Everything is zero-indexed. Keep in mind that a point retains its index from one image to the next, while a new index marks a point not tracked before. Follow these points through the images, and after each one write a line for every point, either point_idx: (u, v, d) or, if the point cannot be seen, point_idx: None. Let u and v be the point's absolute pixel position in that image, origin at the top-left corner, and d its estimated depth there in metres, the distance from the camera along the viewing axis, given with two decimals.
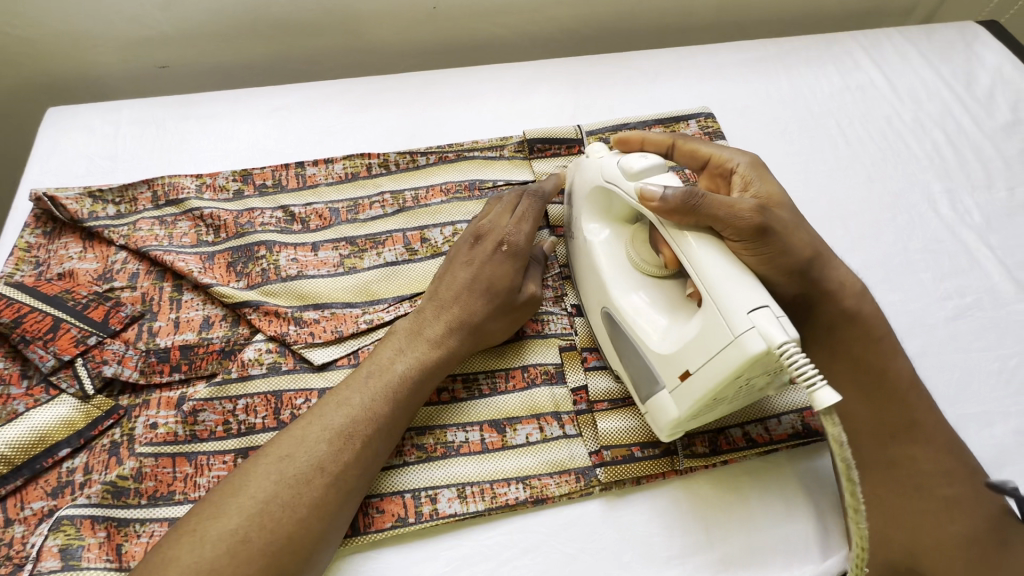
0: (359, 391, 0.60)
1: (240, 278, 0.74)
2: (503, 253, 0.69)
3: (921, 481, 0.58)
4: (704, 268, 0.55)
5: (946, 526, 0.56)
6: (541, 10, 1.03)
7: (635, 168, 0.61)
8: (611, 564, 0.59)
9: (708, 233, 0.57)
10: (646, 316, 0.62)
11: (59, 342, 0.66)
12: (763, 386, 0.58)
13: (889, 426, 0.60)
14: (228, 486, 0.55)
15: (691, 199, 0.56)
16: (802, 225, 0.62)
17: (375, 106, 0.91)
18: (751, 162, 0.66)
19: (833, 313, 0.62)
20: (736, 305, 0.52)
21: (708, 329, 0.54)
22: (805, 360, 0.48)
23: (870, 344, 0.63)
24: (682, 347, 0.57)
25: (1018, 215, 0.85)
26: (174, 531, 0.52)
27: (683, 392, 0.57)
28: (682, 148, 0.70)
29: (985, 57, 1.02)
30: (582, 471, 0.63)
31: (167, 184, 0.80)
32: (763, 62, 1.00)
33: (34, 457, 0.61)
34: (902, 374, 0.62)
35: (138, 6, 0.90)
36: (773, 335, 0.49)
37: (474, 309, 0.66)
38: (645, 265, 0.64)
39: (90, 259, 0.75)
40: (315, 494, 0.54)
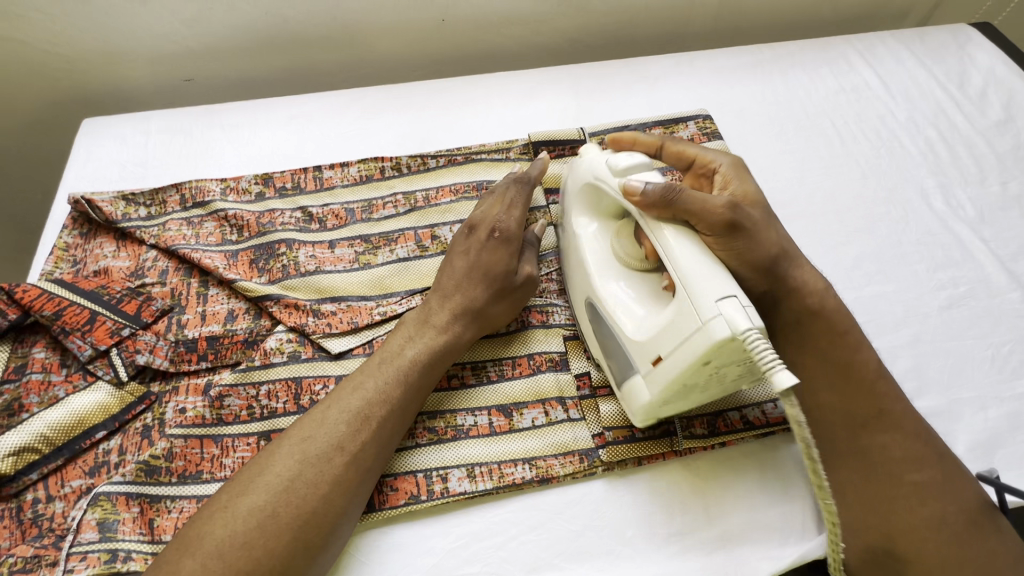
0: (373, 375, 0.64)
1: (263, 274, 0.78)
2: (497, 241, 0.73)
3: (893, 468, 0.60)
4: (678, 258, 0.58)
5: (919, 509, 0.58)
6: (545, 21, 1.08)
7: (621, 165, 0.65)
8: (614, 540, 0.62)
9: (685, 228, 0.60)
10: (625, 305, 0.66)
11: (96, 334, 0.70)
12: (735, 377, 0.60)
13: (859, 415, 0.62)
14: (254, 464, 0.59)
15: (669, 194, 0.59)
16: (772, 223, 0.67)
17: (388, 114, 0.96)
18: (732, 163, 0.72)
19: (795, 308, 0.65)
20: (705, 293, 0.55)
21: (680, 316, 0.57)
22: (766, 347, 0.51)
23: (836, 337, 0.65)
24: (657, 334, 0.60)
25: (1010, 208, 0.87)
26: (205, 509, 0.56)
27: (656, 376, 0.60)
28: (669, 149, 0.74)
29: (978, 57, 1.05)
30: (586, 452, 0.67)
31: (194, 187, 0.85)
32: (759, 66, 1.03)
33: (73, 439, 0.66)
34: (870, 365, 0.64)
35: (167, 24, 0.97)
36: (738, 322, 0.52)
37: (475, 295, 0.70)
38: (628, 259, 0.67)
39: (123, 258, 0.80)
40: (336, 471, 0.58)
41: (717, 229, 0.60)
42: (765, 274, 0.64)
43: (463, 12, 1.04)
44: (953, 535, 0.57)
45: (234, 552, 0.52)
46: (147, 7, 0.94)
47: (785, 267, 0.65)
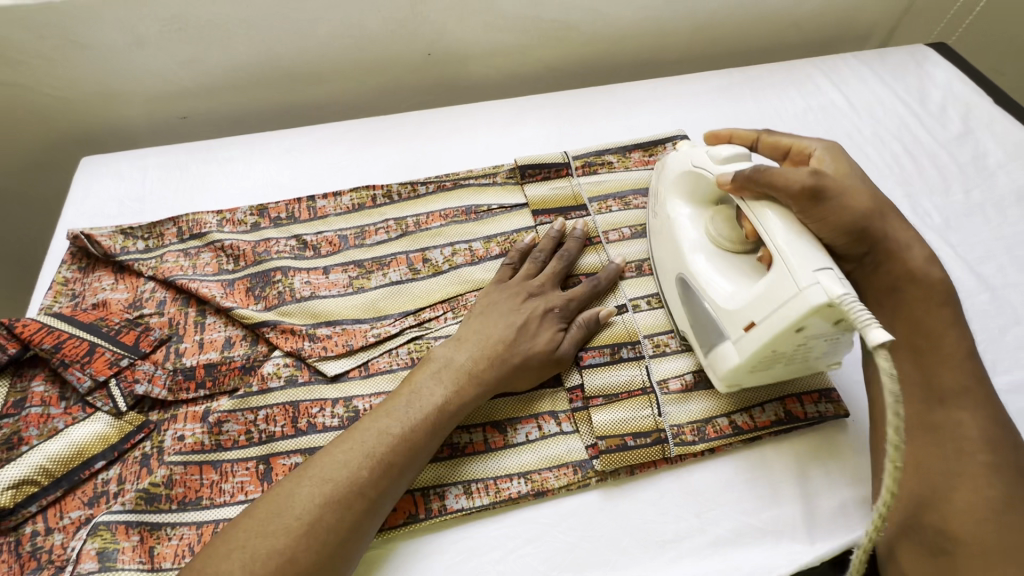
0: (400, 421, 0.64)
1: (259, 301, 0.80)
2: (551, 316, 0.75)
3: (963, 446, 0.60)
4: (775, 237, 0.63)
5: (987, 489, 0.58)
6: (527, 52, 1.14)
7: (723, 155, 0.70)
8: (610, 550, 0.63)
9: (780, 209, 0.65)
10: (715, 275, 0.69)
11: (95, 365, 0.72)
12: (819, 351, 0.66)
13: (940, 391, 0.63)
14: (272, 502, 0.58)
15: (756, 176, 0.65)
16: (872, 193, 0.68)
17: (377, 144, 1.00)
18: (830, 147, 0.73)
19: (896, 271, 0.67)
20: (803, 263, 0.60)
21: (775, 285, 0.61)
22: (862, 309, 0.55)
23: (934, 310, 0.66)
24: (749, 301, 0.64)
25: (974, 214, 0.92)
26: (212, 544, 0.56)
27: (745, 341, 0.64)
28: (767, 140, 0.76)
29: (935, 75, 1.11)
30: (579, 463, 0.68)
31: (191, 220, 0.87)
32: (731, 88, 1.09)
33: (72, 470, 0.66)
34: (960, 346, 0.64)
35: (163, 65, 1.01)
36: (834, 288, 0.57)
37: (518, 355, 0.70)
38: (723, 241, 0.71)
39: (121, 290, 0.82)
40: (356, 514, 0.58)
41: (800, 199, 0.63)
42: (860, 237, 0.66)
43: (448, 48, 1.09)
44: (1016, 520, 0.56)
45: None
46: (144, 50, 0.98)
47: (878, 227, 0.67)
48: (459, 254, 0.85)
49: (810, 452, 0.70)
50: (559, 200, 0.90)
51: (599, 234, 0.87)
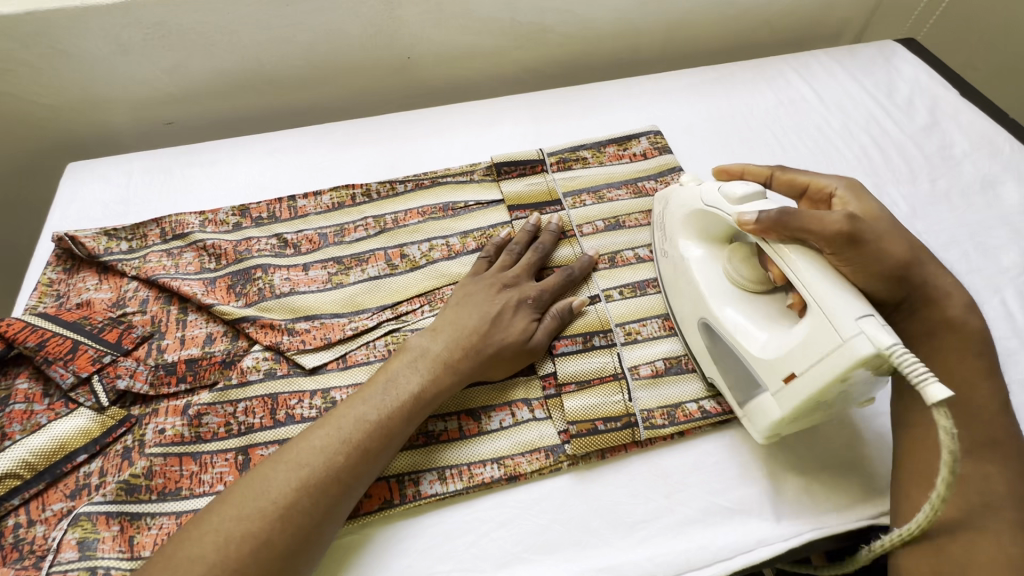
0: (375, 409, 0.65)
1: (240, 298, 0.82)
2: (525, 307, 0.76)
3: (990, 500, 0.58)
4: (808, 283, 0.61)
5: (1011, 549, 0.55)
6: (505, 54, 1.16)
7: (738, 195, 0.68)
8: (581, 531, 0.65)
9: (806, 249, 0.63)
10: (745, 322, 0.67)
11: (78, 362, 0.73)
12: (856, 400, 0.64)
13: (970, 442, 0.61)
14: (247, 487, 0.58)
15: (784, 218, 0.62)
16: (900, 234, 0.67)
17: (357, 145, 1.02)
18: (849, 185, 0.72)
19: (931, 319, 0.66)
20: (842, 312, 0.58)
21: (816, 336, 0.59)
22: (912, 359, 0.53)
23: (966, 362, 0.64)
24: (787, 352, 0.62)
25: (939, 202, 0.94)
26: (185, 531, 0.56)
27: (787, 393, 0.62)
28: (781, 177, 0.75)
29: (903, 69, 1.14)
30: (551, 448, 0.70)
31: (173, 221, 0.89)
32: (704, 86, 1.11)
33: (55, 463, 0.68)
34: (992, 400, 0.63)
35: (147, 72, 1.03)
36: (881, 338, 0.55)
37: (489, 343, 0.72)
38: (745, 282, 0.70)
39: (105, 290, 0.84)
40: (329, 500, 0.59)
41: (837, 241, 0.61)
42: (896, 283, 0.64)
43: (427, 51, 1.12)
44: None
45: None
46: (128, 57, 1.00)
47: (915, 275, 0.66)
48: (437, 249, 0.87)
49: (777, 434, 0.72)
50: (534, 195, 0.92)
51: (573, 227, 0.88)
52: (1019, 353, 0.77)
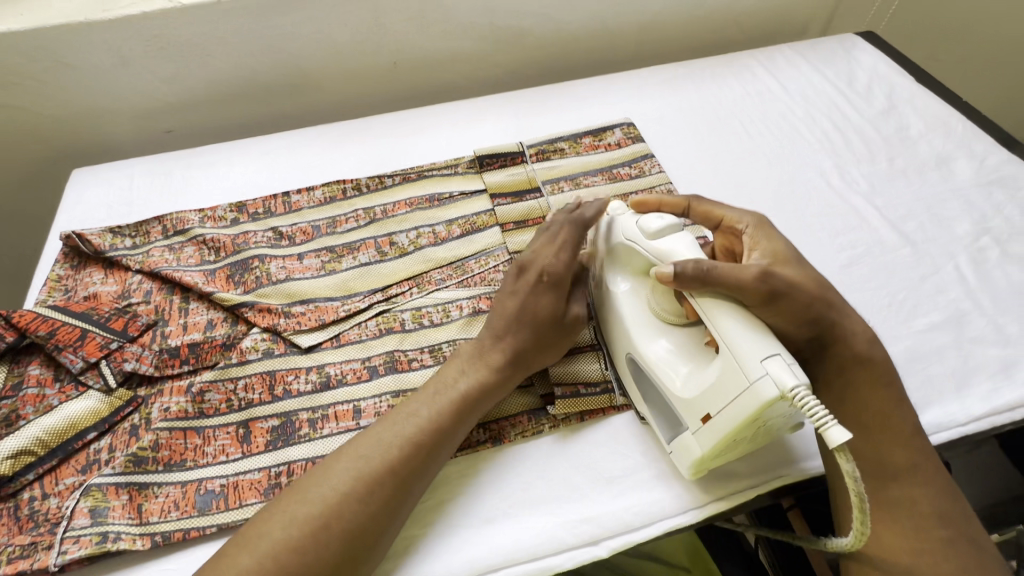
0: (427, 405, 0.68)
1: (239, 286, 0.87)
2: (547, 284, 0.74)
3: (920, 522, 0.61)
4: (721, 326, 0.61)
5: (942, 565, 0.59)
6: (486, 57, 1.23)
7: (653, 229, 0.69)
8: (563, 487, 0.69)
9: (722, 295, 0.63)
10: (666, 361, 0.67)
11: (87, 348, 0.78)
12: (773, 429, 0.65)
13: (892, 467, 0.64)
14: (315, 473, 0.63)
15: (700, 269, 0.62)
16: (807, 272, 0.70)
17: (347, 144, 1.08)
18: (758, 222, 0.74)
19: (844, 355, 0.68)
20: (751, 355, 0.58)
21: (726, 377, 0.60)
22: (816, 402, 0.54)
23: (879, 388, 0.67)
24: (703, 391, 0.63)
25: (897, 179, 1.00)
26: (264, 512, 0.60)
27: (704, 433, 0.63)
28: (697, 208, 0.78)
29: (862, 59, 1.21)
30: (533, 413, 0.74)
31: (175, 218, 0.95)
32: (675, 80, 1.18)
33: (66, 441, 0.72)
34: (906, 423, 0.66)
35: (147, 82, 1.09)
36: (786, 380, 0.56)
37: (526, 336, 0.72)
38: (666, 315, 0.69)
39: (111, 283, 0.89)
40: (388, 490, 0.62)
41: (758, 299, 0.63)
42: (810, 325, 0.67)
43: (412, 56, 1.18)
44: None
45: (288, 555, 0.56)
46: (129, 68, 1.06)
47: (828, 316, 0.67)
48: (424, 237, 0.92)
49: None
50: (515, 184, 0.98)
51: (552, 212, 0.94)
52: (972, 313, 0.82)
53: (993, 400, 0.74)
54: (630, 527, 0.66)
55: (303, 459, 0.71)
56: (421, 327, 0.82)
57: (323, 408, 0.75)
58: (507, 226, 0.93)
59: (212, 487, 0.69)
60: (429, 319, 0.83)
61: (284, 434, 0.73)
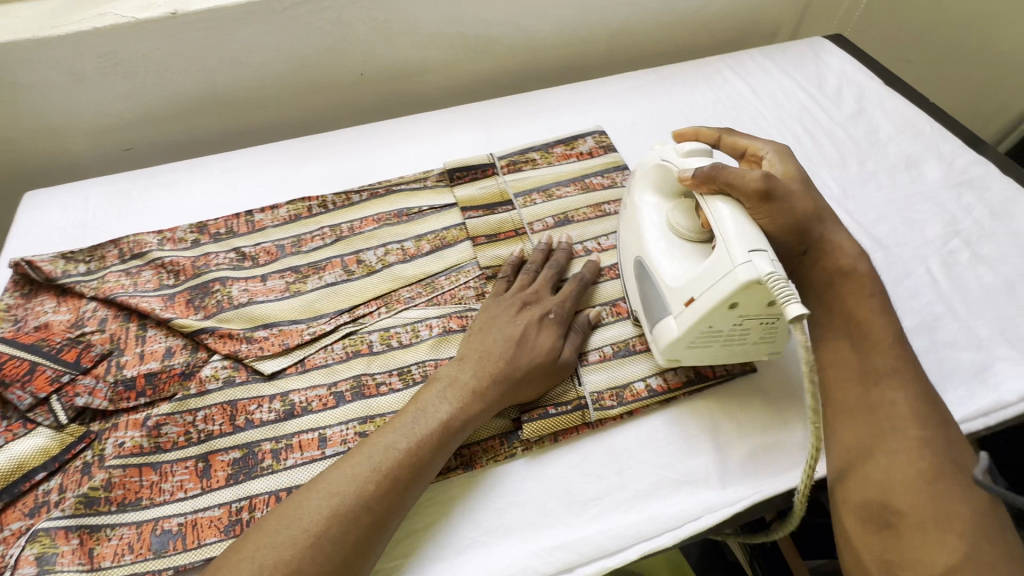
0: (404, 436, 0.65)
1: (198, 311, 0.83)
2: (548, 322, 0.76)
3: (898, 422, 0.61)
4: (719, 219, 0.66)
5: (918, 459, 0.58)
6: (455, 66, 1.21)
7: (685, 150, 0.74)
8: (536, 512, 0.67)
9: (730, 198, 0.68)
10: (664, 258, 0.72)
11: (36, 382, 0.74)
12: (758, 334, 0.69)
13: (873, 372, 0.65)
14: (280, 515, 0.60)
15: (714, 172, 0.68)
16: (812, 195, 0.76)
17: (313, 159, 1.05)
18: (780, 152, 0.80)
19: (829, 269, 0.72)
20: (738, 244, 0.62)
21: (713, 264, 0.64)
22: (786, 286, 0.58)
23: (864, 299, 0.69)
24: (692, 278, 0.67)
25: (867, 183, 1.00)
26: (224, 559, 0.58)
27: (685, 315, 0.67)
28: (726, 139, 0.82)
29: (831, 62, 1.21)
30: (504, 436, 0.72)
31: (132, 241, 0.91)
32: (646, 86, 1.17)
33: (12, 483, 0.68)
34: (888, 330, 0.67)
35: (104, 100, 1.06)
36: (764, 267, 0.59)
37: (517, 364, 0.71)
38: (676, 224, 0.74)
39: (64, 311, 0.85)
40: (362, 528, 0.59)
41: (754, 196, 0.67)
42: (799, 238, 0.72)
43: (380, 68, 1.16)
44: (949, 489, 0.56)
45: None
46: (83, 86, 1.03)
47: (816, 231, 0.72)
48: (392, 253, 0.90)
49: (724, 408, 0.75)
50: (486, 197, 0.96)
51: (524, 225, 0.92)
52: (944, 317, 0.82)
53: (968, 405, 0.74)
54: (605, 552, 0.64)
55: (266, 492, 0.69)
56: (389, 348, 0.80)
57: (286, 438, 0.72)
58: (479, 239, 0.91)
59: (169, 526, 0.66)
60: (398, 341, 0.80)
61: (246, 467, 0.70)
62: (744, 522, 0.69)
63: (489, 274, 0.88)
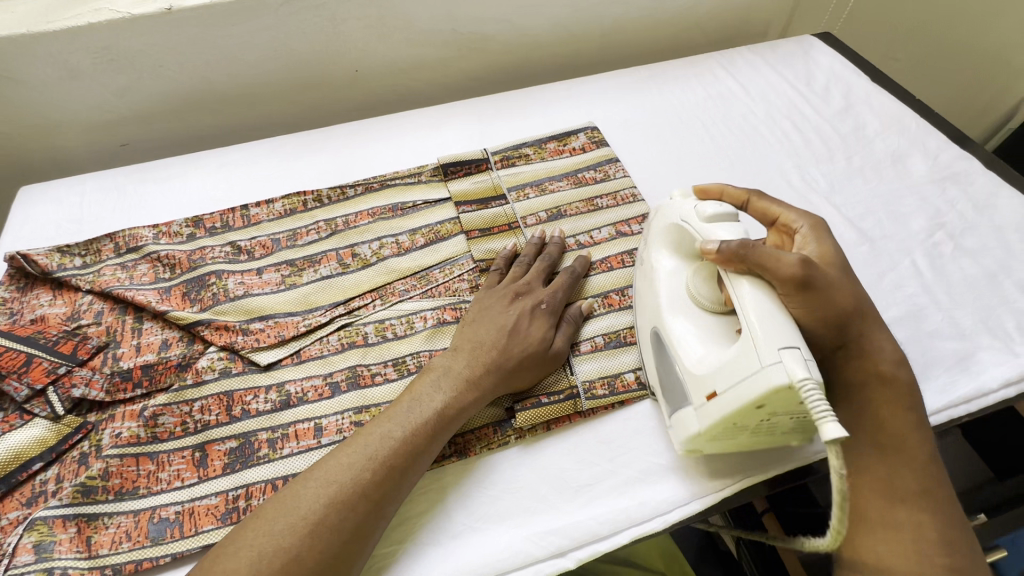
0: (401, 425, 0.66)
1: (194, 304, 0.84)
2: (540, 312, 0.77)
3: (923, 546, 0.59)
4: (746, 306, 0.60)
5: None
6: (449, 63, 1.22)
7: (707, 213, 0.68)
8: (530, 498, 0.68)
9: (759, 280, 0.62)
10: (688, 339, 0.67)
11: (32, 374, 0.74)
12: (786, 427, 0.64)
13: (901, 489, 0.62)
14: (279, 502, 0.61)
15: (742, 249, 0.62)
16: (852, 281, 0.67)
17: (308, 154, 1.06)
18: (815, 224, 0.71)
19: (866, 369, 0.65)
20: (768, 340, 0.57)
21: (739, 358, 0.59)
22: (820, 399, 0.52)
23: (900, 411, 0.65)
24: (716, 369, 0.62)
25: (854, 177, 1.02)
26: (223, 544, 0.58)
27: (707, 409, 0.62)
28: (755, 205, 0.75)
29: (820, 59, 1.23)
30: (497, 424, 0.73)
31: (127, 235, 0.92)
32: (638, 83, 1.19)
33: (10, 472, 0.69)
34: (923, 447, 0.63)
35: (99, 95, 1.06)
36: (796, 370, 0.54)
37: (511, 356, 0.72)
38: (700, 300, 0.68)
39: (60, 305, 0.85)
40: (359, 515, 0.60)
41: (787, 283, 0.60)
42: (838, 329, 0.65)
43: (374, 65, 1.17)
44: None
45: None
46: (78, 82, 1.03)
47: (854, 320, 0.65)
48: (387, 247, 0.91)
49: None
50: (480, 192, 0.97)
51: (518, 219, 0.94)
52: (928, 307, 0.84)
53: (950, 393, 0.75)
54: (597, 537, 0.66)
55: (262, 481, 0.69)
56: (384, 340, 0.81)
57: (283, 427, 0.73)
58: (473, 233, 0.92)
59: (167, 514, 0.67)
60: (392, 332, 0.81)
61: (243, 456, 0.71)
62: (732, 507, 0.70)
63: (484, 266, 0.88)
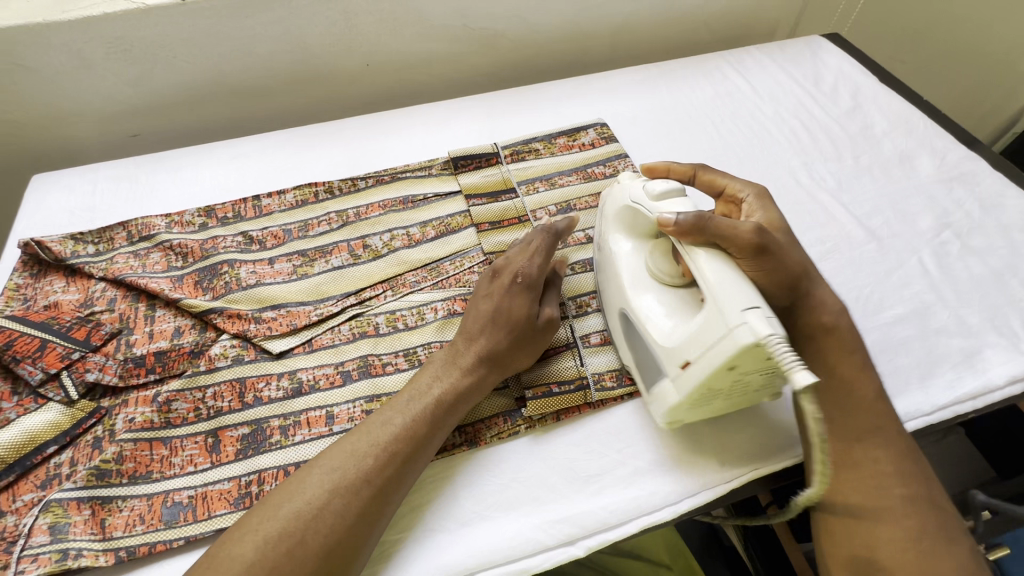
0: (400, 413, 0.67)
1: (207, 292, 0.85)
2: (520, 286, 0.75)
3: (883, 478, 0.62)
4: (706, 275, 0.61)
5: (908, 519, 0.60)
6: (460, 58, 1.23)
7: (657, 190, 0.69)
8: (539, 488, 0.69)
9: (716, 250, 0.63)
10: (655, 314, 0.68)
11: (47, 358, 0.75)
12: (756, 385, 0.65)
13: (856, 427, 0.64)
14: (286, 488, 0.61)
15: (700, 222, 0.62)
16: (797, 244, 0.71)
17: (320, 146, 1.07)
18: (759, 193, 0.76)
19: (816, 321, 0.69)
20: (730, 304, 0.57)
21: (706, 325, 0.60)
22: (787, 350, 0.54)
23: (847, 355, 0.68)
24: (684, 339, 0.63)
25: (861, 176, 1.02)
26: (234, 531, 0.59)
27: (682, 379, 0.63)
28: (703, 177, 0.78)
29: (827, 59, 1.24)
30: (508, 414, 0.74)
31: (140, 224, 0.92)
32: (647, 81, 1.19)
33: (24, 455, 0.69)
34: (871, 385, 0.67)
35: (112, 85, 1.07)
36: (761, 328, 0.55)
37: (499, 339, 0.72)
38: (662, 274, 0.70)
39: (73, 291, 0.86)
40: (364, 501, 0.61)
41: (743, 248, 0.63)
42: (790, 287, 0.68)
43: (385, 59, 1.18)
44: (934, 548, 0.58)
45: None
46: (91, 71, 1.04)
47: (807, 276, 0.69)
48: (397, 239, 0.91)
49: None
50: (489, 185, 0.98)
51: (527, 212, 0.94)
52: (935, 305, 0.85)
53: (956, 389, 0.76)
54: (606, 526, 0.66)
55: (274, 467, 0.70)
56: (395, 330, 0.81)
57: (294, 415, 0.74)
58: (483, 226, 0.93)
59: (180, 498, 0.68)
60: (403, 323, 0.82)
61: (255, 442, 0.72)
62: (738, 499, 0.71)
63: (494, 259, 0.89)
